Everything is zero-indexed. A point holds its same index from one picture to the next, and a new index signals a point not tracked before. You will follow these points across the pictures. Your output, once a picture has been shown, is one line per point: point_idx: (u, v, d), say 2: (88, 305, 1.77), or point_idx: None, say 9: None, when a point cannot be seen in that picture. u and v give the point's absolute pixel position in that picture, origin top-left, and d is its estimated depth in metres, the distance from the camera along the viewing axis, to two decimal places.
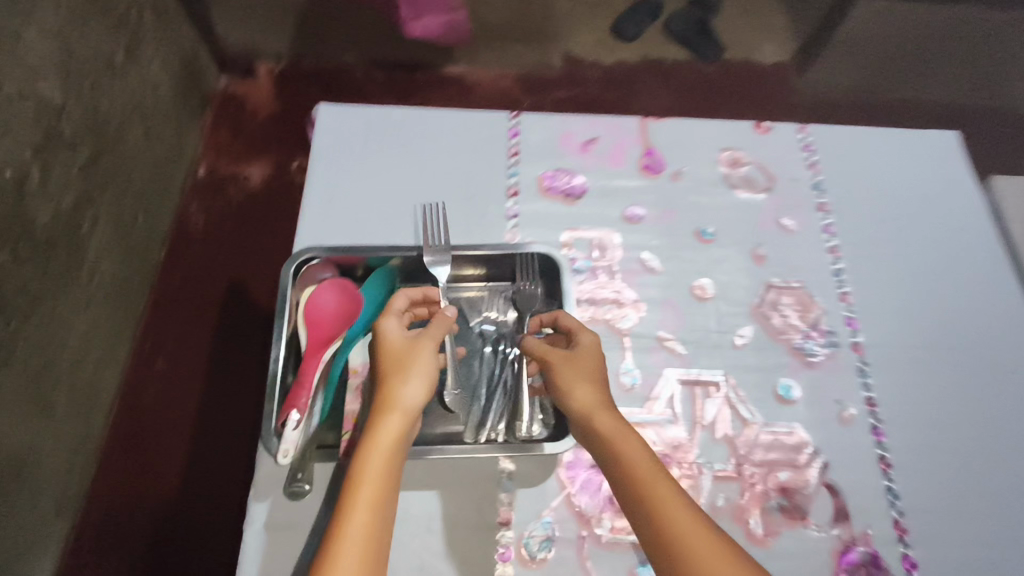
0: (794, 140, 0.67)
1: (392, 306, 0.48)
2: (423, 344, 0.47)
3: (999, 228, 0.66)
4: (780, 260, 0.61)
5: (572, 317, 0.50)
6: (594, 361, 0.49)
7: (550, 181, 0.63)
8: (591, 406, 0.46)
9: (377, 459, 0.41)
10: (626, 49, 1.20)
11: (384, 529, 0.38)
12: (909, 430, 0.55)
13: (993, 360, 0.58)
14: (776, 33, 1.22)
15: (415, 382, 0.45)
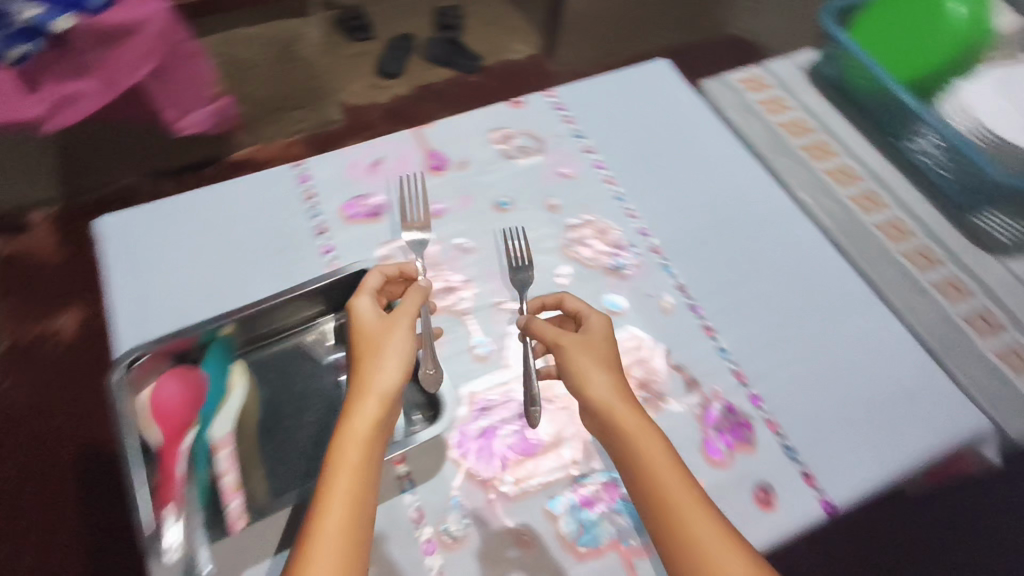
0: (548, 106, 0.83)
1: (362, 292, 0.55)
2: (394, 328, 0.54)
3: (723, 120, 0.83)
4: (571, 203, 0.74)
5: (576, 301, 0.58)
6: (604, 348, 0.54)
7: (352, 209, 0.72)
8: (612, 400, 0.51)
9: (356, 440, 0.48)
10: (401, 82, 1.65)
11: (365, 501, 0.46)
12: (712, 297, 0.68)
13: (747, 218, 0.74)
14: (509, 38, 1.74)
15: (387, 363, 0.52)
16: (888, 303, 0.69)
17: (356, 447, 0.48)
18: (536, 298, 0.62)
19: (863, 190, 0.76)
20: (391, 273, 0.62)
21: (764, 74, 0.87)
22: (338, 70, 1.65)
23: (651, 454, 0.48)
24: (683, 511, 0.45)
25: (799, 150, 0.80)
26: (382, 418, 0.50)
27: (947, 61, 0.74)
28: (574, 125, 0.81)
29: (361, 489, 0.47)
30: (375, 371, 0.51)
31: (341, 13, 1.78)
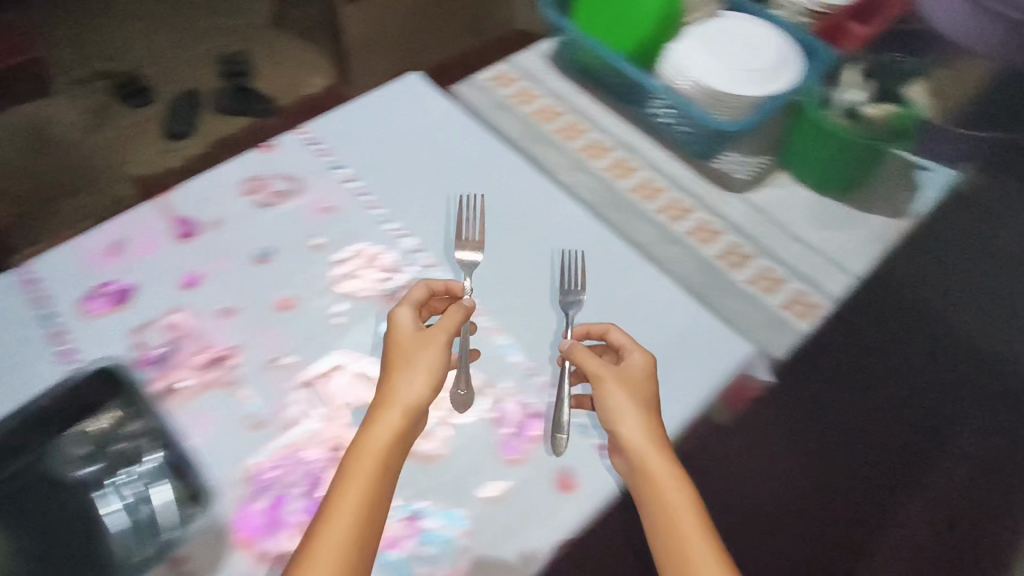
0: (301, 144, 0.81)
1: (405, 306, 0.60)
2: (431, 344, 0.58)
3: (479, 119, 0.84)
4: (337, 238, 0.72)
5: (622, 336, 0.60)
6: (643, 387, 0.57)
7: (91, 301, 0.66)
8: (641, 433, 0.54)
9: (372, 452, 0.52)
10: (193, 140, 1.57)
11: (371, 520, 0.49)
12: (490, 297, 0.68)
13: (515, 212, 0.75)
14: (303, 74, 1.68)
15: (419, 375, 0.56)
16: (653, 259, 0.72)
17: (372, 461, 0.51)
18: (583, 324, 0.64)
19: (615, 159, 0.80)
20: (437, 289, 0.66)
21: (510, 68, 0.89)
22: (122, 144, 1.53)
23: (663, 477, 0.52)
24: (681, 524, 0.50)
25: (551, 135, 0.82)
26: (403, 428, 0.54)
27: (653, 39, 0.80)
28: (331, 157, 0.80)
29: (373, 495, 0.50)
30: (407, 383, 0.56)
31: (114, 83, 1.65)
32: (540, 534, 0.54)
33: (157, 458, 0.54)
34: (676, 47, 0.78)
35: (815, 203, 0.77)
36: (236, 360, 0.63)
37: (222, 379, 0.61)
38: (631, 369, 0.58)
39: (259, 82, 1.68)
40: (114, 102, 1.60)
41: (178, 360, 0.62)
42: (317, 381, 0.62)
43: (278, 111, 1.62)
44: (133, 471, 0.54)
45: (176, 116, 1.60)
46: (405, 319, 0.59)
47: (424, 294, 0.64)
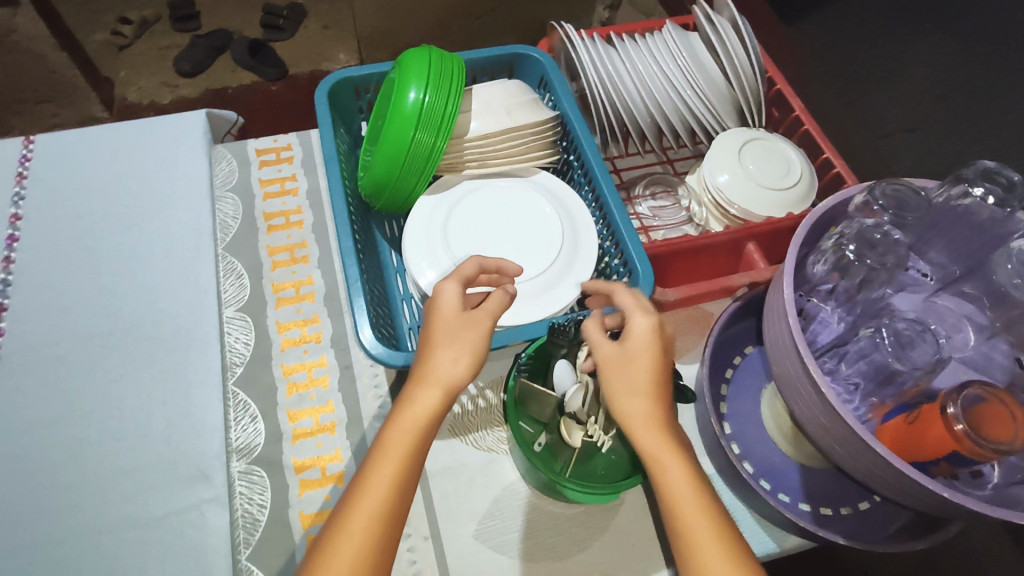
0: (12, 155, 0.67)
1: (450, 275, 0.44)
2: (478, 324, 0.43)
3: (206, 193, 0.65)
4: None
5: (625, 292, 0.43)
6: (653, 361, 0.41)
7: None
8: (632, 411, 0.40)
9: (403, 436, 0.39)
10: (190, 85, 1.40)
11: (400, 507, 0.38)
12: (14, 435, 0.53)
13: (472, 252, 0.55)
14: (344, 46, 1.47)
15: (464, 358, 0.41)
16: (229, 481, 0.52)
17: (400, 456, 0.38)
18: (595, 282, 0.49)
19: (305, 315, 0.59)
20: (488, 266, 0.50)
21: (295, 142, 0.70)
22: (134, 61, 1.43)
23: (663, 462, 0.38)
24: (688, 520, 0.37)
25: (262, 251, 0.62)
26: (440, 416, 0.40)
27: (394, 182, 0.56)
28: (23, 184, 0.66)
29: (405, 481, 0.38)
30: (445, 360, 0.41)
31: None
32: None
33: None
34: (419, 205, 0.58)
35: (508, 493, 0.52)
36: None
37: None
38: (630, 336, 0.42)
39: (291, 46, 1.47)
40: (151, 11, 1.51)
41: None
42: None
43: (288, 79, 1.42)
44: None
45: (193, 35, 1.47)
46: (445, 292, 0.43)
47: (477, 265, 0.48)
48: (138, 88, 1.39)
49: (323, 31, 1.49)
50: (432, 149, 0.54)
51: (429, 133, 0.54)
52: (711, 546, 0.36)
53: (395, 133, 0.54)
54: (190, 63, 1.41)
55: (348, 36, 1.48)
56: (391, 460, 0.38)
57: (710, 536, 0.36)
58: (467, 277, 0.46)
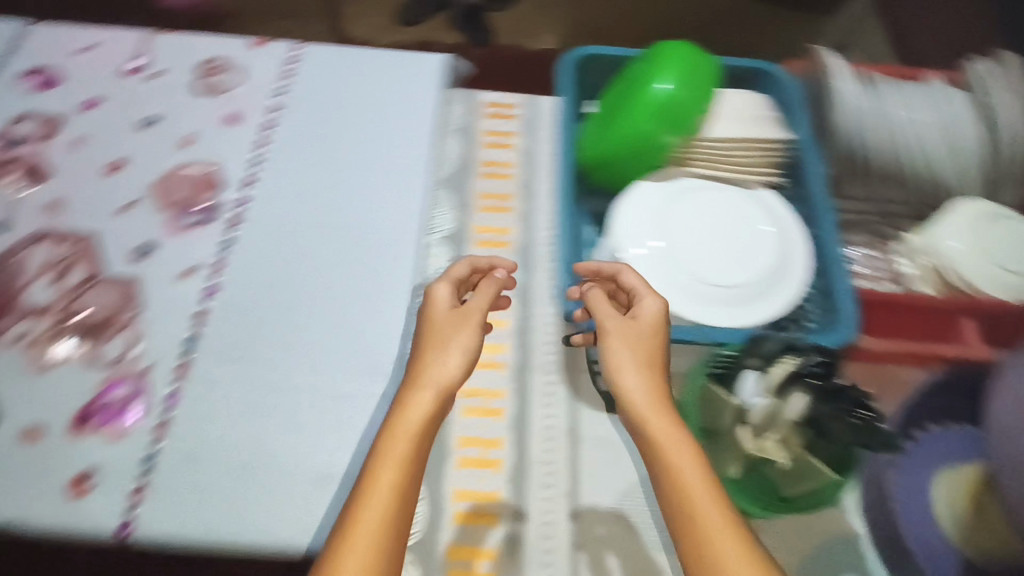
0: (283, 56, 0.78)
1: (442, 278, 0.53)
2: (469, 322, 0.52)
3: (434, 130, 0.71)
4: (204, 145, 0.70)
5: (633, 273, 0.50)
6: (657, 337, 0.47)
7: (28, 74, 0.74)
8: (640, 395, 0.45)
9: (402, 439, 0.45)
10: (406, 33, 1.51)
11: (410, 494, 0.43)
12: (239, 288, 0.62)
13: (676, 243, 0.54)
14: (551, 28, 1.52)
15: (452, 357, 0.50)
16: (401, 383, 0.56)
17: (399, 455, 0.44)
18: (597, 261, 0.53)
19: (497, 260, 0.63)
20: (481, 266, 0.58)
21: (521, 103, 0.73)
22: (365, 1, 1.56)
23: (670, 458, 0.42)
24: (700, 519, 0.39)
25: (471, 192, 0.67)
26: (436, 413, 0.48)
27: (615, 162, 0.59)
28: (285, 82, 0.75)
29: (410, 474, 0.44)
30: (437, 363, 0.50)
31: None
32: (13, 500, 0.51)
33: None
34: (633, 185, 0.57)
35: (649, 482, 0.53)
36: (33, 186, 0.66)
37: (14, 193, 0.65)
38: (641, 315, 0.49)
39: (504, 17, 1.54)
40: None
41: (7, 155, 0.68)
42: (56, 243, 0.63)
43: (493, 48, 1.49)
44: None
45: None
46: (438, 293, 0.53)
47: (470, 269, 0.57)
48: (362, 25, 1.52)
49: (535, 11, 1.55)
50: (660, 142, 0.57)
51: (661, 127, 0.56)
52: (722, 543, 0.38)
53: (624, 124, 0.57)
54: (412, 13, 1.51)
55: (557, 20, 1.53)
56: (390, 463, 0.44)
57: (714, 508, 0.39)
58: (458, 279, 0.55)
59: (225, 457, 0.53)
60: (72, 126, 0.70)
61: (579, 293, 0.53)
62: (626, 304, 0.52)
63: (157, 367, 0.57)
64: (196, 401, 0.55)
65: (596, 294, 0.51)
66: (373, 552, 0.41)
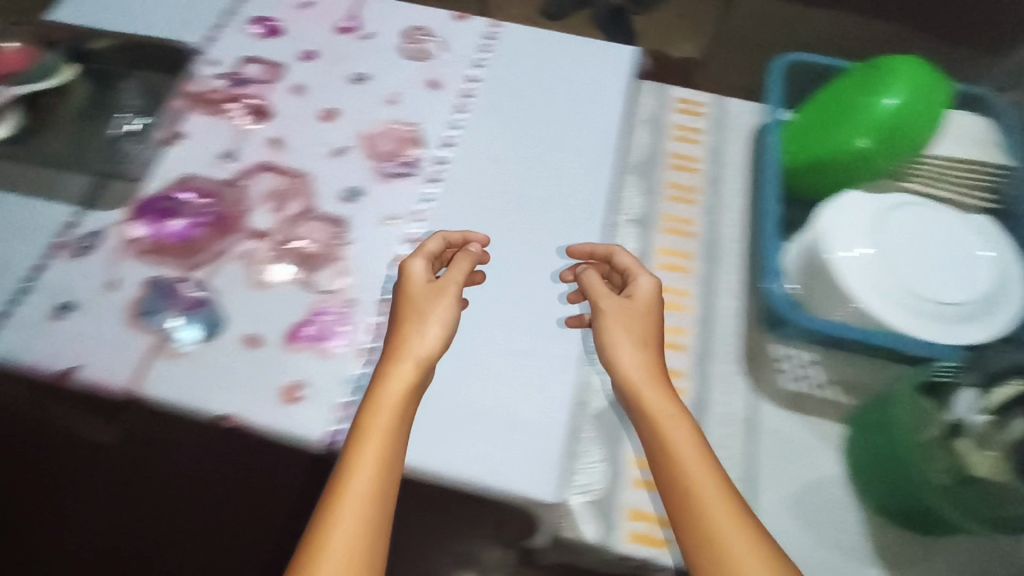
0: (482, 30, 0.82)
1: (416, 255, 0.57)
2: (445, 294, 0.56)
3: (624, 117, 0.74)
4: (408, 104, 0.74)
5: (628, 255, 0.59)
6: (645, 316, 0.55)
7: (254, 22, 0.80)
8: (639, 371, 0.52)
9: (385, 409, 0.49)
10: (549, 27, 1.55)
11: (394, 461, 0.48)
12: (436, 240, 0.66)
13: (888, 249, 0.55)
14: (691, 38, 1.53)
15: (431, 329, 0.54)
16: (588, 348, 0.59)
17: (383, 425, 0.49)
18: (589, 245, 0.62)
19: (683, 248, 0.65)
20: (454, 240, 0.62)
21: (709, 103, 0.75)
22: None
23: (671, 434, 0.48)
24: (702, 498, 0.45)
25: (658, 181, 0.69)
26: (420, 383, 0.52)
27: (818, 169, 0.62)
28: (484, 54, 0.79)
29: (392, 444, 0.48)
30: (415, 336, 0.53)
31: None
32: (234, 398, 0.56)
33: (145, 123, 0.71)
34: (845, 193, 0.58)
35: (825, 481, 0.54)
36: (257, 124, 0.72)
37: (241, 128, 0.72)
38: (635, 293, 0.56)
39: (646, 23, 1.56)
40: None
41: (235, 92, 0.74)
42: (276, 176, 0.68)
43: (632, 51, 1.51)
44: (138, 122, 0.71)
45: None
46: (415, 270, 0.57)
47: (443, 244, 0.61)
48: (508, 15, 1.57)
49: (676, 19, 1.56)
50: (868, 155, 0.60)
51: (872, 141, 0.59)
52: (723, 520, 0.43)
53: (843, 132, 0.60)
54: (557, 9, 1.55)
55: (698, 31, 1.54)
56: (375, 435, 0.48)
57: (715, 496, 0.45)
58: (432, 254, 0.59)
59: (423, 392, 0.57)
60: (292, 74, 0.76)
61: (575, 275, 0.60)
62: (622, 284, 0.59)
63: (363, 300, 0.62)
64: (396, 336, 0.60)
65: (590, 275, 0.58)
66: (373, 485, 0.46)
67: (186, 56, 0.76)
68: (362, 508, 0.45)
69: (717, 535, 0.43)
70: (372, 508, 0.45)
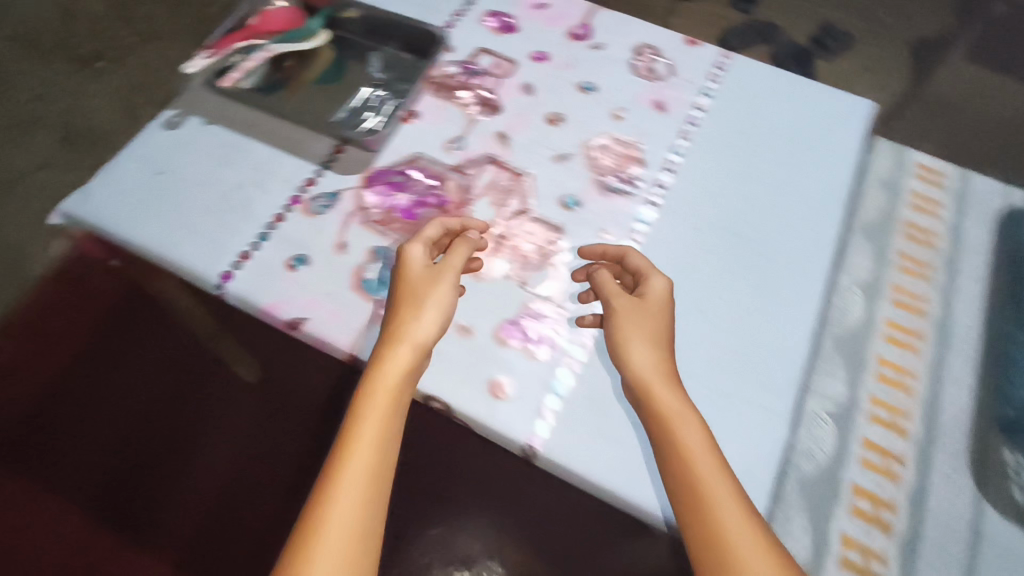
0: (713, 58, 0.80)
1: (414, 241, 0.58)
2: (443, 279, 0.57)
3: (854, 176, 0.71)
4: (633, 122, 0.74)
5: (640, 259, 0.59)
6: (659, 320, 0.56)
7: (491, 16, 0.83)
8: (651, 373, 0.53)
9: (384, 392, 0.52)
10: None
11: (389, 443, 0.50)
12: (650, 265, 0.65)
13: None
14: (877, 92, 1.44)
15: (428, 313, 0.56)
16: (811, 413, 0.66)
17: (381, 408, 0.51)
18: (601, 245, 0.63)
19: (914, 327, 0.69)
20: (452, 227, 0.63)
21: (951, 174, 0.78)
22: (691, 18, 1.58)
23: (687, 434, 0.50)
24: (716, 515, 0.46)
25: (894, 253, 0.73)
26: (415, 366, 0.54)
27: None
28: (713, 83, 0.78)
29: (388, 426, 0.51)
30: (418, 322, 0.55)
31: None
32: (443, 379, 0.57)
33: (385, 98, 0.75)
34: None
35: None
36: (486, 116, 0.74)
37: (471, 115, 0.74)
38: (647, 296, 0.57)
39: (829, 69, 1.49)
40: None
41: (468, 81, 0.76)
42: (500, 170, 0.70)
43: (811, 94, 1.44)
44: (382, 95, 0.75)
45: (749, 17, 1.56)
46: (414, 256, 0.58)
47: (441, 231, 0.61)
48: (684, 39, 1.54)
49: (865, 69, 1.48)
50: None
51: None
52: (737, 536, 0.45)
53: None
54: None
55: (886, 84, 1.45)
56: (371, 421, 0.51)
57: (733, 512, 0.46)
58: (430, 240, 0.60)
59: (628, 415, 0.56)
60: (523, 72, 0.78)
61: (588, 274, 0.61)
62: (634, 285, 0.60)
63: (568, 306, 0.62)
64: (606, 351, 0.59)
65: (603, 274, 0.59)
66: (370, 465, 0.48)
67: (429, 37, 0.78)
68: (361, 488, 0.47)
69: (734, 554, 0.45)
70: (369, 487, 0.47)
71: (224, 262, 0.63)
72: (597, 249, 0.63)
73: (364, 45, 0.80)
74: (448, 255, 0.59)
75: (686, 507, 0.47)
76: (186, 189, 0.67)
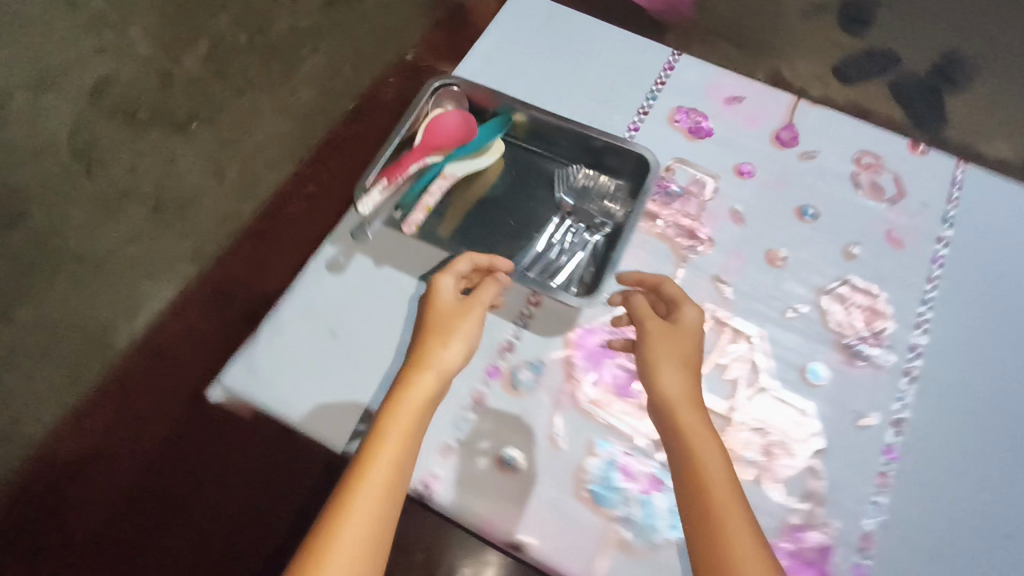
0: (947, 171, 0.68)
1: (441, 275, 0.51)
2: (471, 312, 0.50)
3: None
4: (871, 263, 0.63)
5: (675, 287, 0.52)
6: (691, 344, 0.49)
7: (681, 115, 0.71)
8: (679, 396, 0.46)
9: (406, 420, 0.43)
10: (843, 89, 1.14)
11: (402, 483, 0.40)
12: (921, 461, 0.55)
13: None
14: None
15: (456, 343, 0.48)
16: None
17: (402, 433, 0.42)
18: (637, 273, 0.56)
19: None
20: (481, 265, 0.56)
21: None
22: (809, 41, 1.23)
23: (709, 465, 0.42)
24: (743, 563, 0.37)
25: None
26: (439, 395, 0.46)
27: None
28: (952, 209, 0.66)
29: (403, 459, 0.41)
30: (446, 349, 0.47)
31: None
32: None
33: (582, 233, 0.63)
34: None
35: None
36: (698, 253, 0.63)
37: (678, 248, 0.63)
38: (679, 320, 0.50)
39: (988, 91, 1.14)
40: None
41: (668, 205, 0.66)
42: (725, 329, 0.59)
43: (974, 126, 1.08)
44: (582, 230, 0.63)
45: None
46: (442, 287, 0.51)
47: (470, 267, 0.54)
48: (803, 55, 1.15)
49: None
50: None
51: None
52: None
53: None
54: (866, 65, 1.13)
55: None
56: (384, 451, 0.40)
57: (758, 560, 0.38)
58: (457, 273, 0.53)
59: None
60: (730, 192, 0.67)
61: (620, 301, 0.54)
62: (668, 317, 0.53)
63: (818, 510, 0.52)
64: None
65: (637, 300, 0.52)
66: (374, 507, 0.38)
67: (631, 158, 0.64)
68: (373, 513, 0.38)
69: None
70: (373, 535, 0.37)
71: (424, 459, 0.53)
72: (633, 279, 0.56)
73: (543, 157, 0.68)
74: (478, 290, 0.52)
75: (706, 547, 0.39)
76: (362, 357, 0.57)
